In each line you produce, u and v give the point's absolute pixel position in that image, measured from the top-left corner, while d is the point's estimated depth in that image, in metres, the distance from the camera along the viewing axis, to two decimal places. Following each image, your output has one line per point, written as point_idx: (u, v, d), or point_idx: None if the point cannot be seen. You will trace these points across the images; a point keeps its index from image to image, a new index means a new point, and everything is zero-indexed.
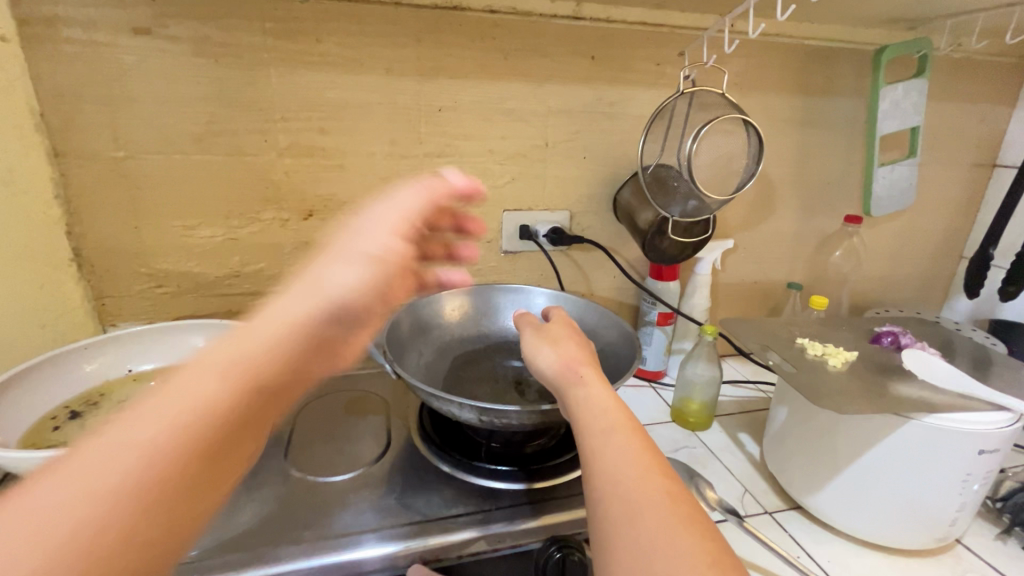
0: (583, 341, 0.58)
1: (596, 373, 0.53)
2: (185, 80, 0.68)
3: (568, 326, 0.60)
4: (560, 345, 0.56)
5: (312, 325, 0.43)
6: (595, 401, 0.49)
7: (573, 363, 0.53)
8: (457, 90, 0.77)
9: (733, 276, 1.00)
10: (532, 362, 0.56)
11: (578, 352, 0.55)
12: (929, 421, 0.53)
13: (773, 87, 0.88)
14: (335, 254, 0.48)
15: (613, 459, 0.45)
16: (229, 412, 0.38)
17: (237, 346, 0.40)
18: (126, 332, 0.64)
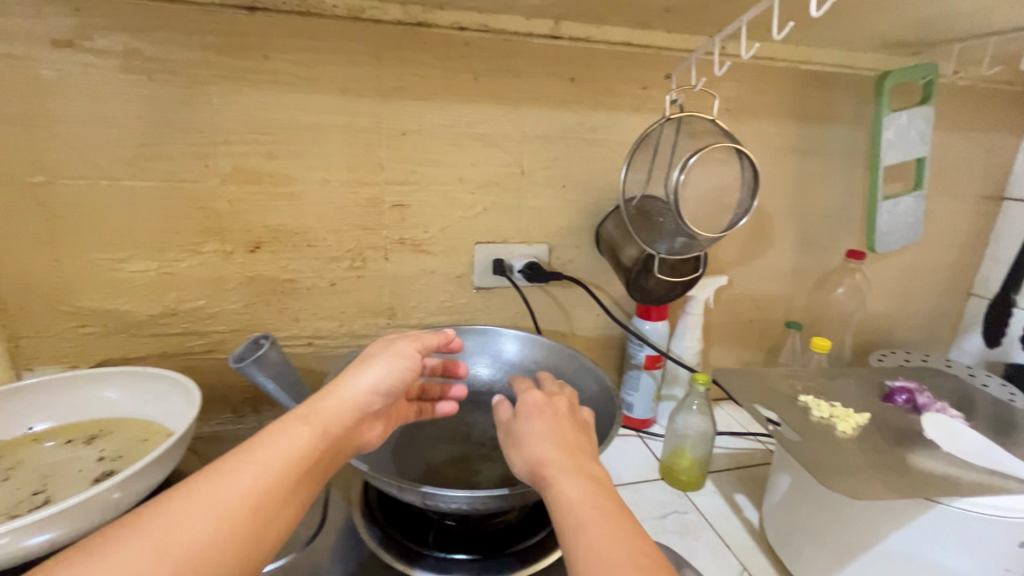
0: (559, 413, 0.50)
1: (566, 459, 0.44)
2: (112, 98, 0.61)
3: (534, 404, 0.51)
4: (526, 436, 0.47)
5: (348, 414, 0.44)
6: (564, 496, 0.41)
7: (540, 458, 0.44)
8: (422, 113, 0.70)
9: (727, 314, 0.92)
10: (514, 434, 0.49)
11: (546, 435, 0.46)
12: (959, 507, 0.45)
13: (767, 113, 0.82)
14: (361, 357, 0.50)
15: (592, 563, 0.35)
16: (278, 482, 0.37)
17: (289, 427, 0.41)
18: (24, 385, 0.56)
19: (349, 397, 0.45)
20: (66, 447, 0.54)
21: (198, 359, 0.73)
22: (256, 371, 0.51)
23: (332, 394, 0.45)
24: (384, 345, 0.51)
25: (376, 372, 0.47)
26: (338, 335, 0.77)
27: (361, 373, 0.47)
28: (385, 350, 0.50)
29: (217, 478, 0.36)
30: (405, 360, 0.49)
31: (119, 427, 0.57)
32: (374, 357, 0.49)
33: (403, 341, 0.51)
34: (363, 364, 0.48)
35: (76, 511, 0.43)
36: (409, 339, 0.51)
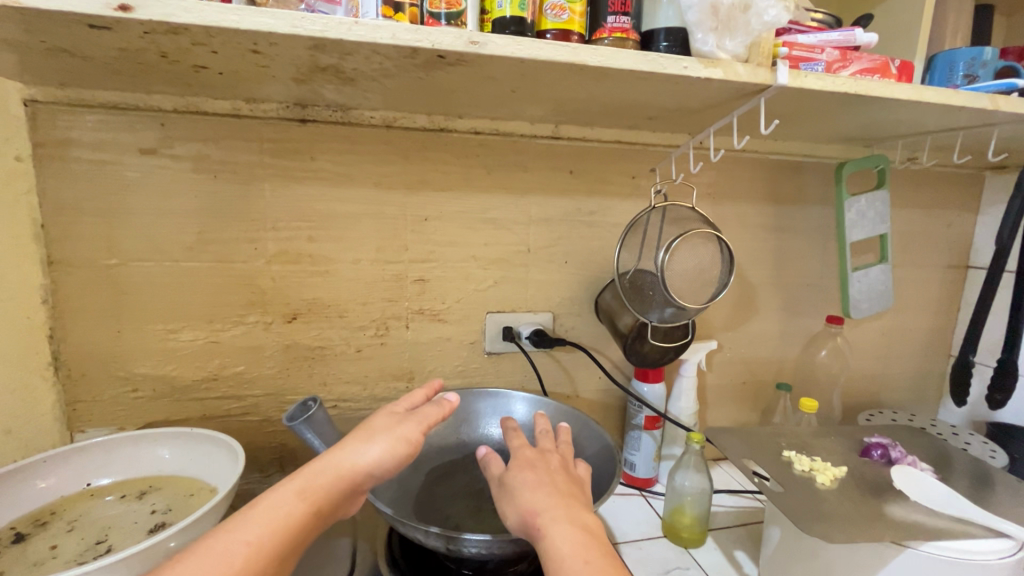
0: (549, 469, 0.54)
1: (557, 513, 0.48)
2: (183, 194, 0.72)
3: (525, 461, 0.54)
4: (519, 493, 0.51)
5: (341, 490, 0.48)
6: (556, 550, 0.45)
7: (532, 514, 0.48)
8: (442, 202, 0.81)
9: (720, 376, 0.99)
10: (505, 488, 0.52)
11: (539, 493, 0.50)
12: (927, 550, 0.50)
13: (743, 196, 0.93)
14: (367, 429, 0.52)
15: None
16: (265, 561, 0.42)
17: (283, 501, 0.45)
18: (88, 444, 0.62)
19: (346, 473, 0.48)
20: (121, 502, 0.60)
21: (233, 421, 0.79)
22: (308, 430, 0.56)
23: (332, 466, 0.49)
24: (391, 421, 0.53)
25: (377, 453, 0.50)
26: (362, 398, 0.83)
27: (362, 450, 0.50)
28: (389, 428, 0.52)
29: (212, 555, 0.41)
30: (405, 445, 0.51)
31: (167, 484, 0.63)
32: (380, 433, 0.52)
33: (408, 424, 0.53)
34: (367, 440, 0.51)
35: (138, 558, 0.47)
36: (414, 422, 0.53)
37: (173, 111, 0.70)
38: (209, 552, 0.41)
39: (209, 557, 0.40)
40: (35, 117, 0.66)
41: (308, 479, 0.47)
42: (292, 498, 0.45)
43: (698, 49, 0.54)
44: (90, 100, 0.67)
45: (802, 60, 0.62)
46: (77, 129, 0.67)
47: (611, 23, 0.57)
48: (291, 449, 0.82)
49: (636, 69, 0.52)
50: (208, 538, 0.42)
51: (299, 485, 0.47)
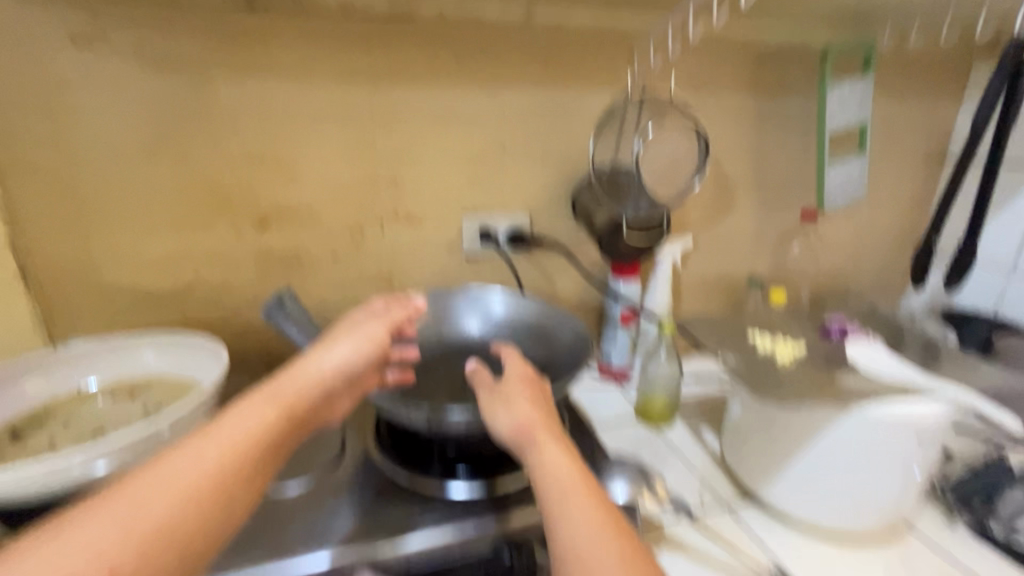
0: (539, 387, 0.55)
1: (551, 430, 0.50)
2: (129, 92, 0.67)
3: (519, 376, 0.55)
4: (514, 402, 0.52)
5: (317, 386, 0.52)
6: (549, 464, 0.47)
7: (524, 427, 0.50)
8: (410, 97, 0.77)
9: (695, 273, 1.02)
10: (498, 397, 0.53)
11: (533, 408, 0.52)
12: (870, 412, 0.55)
13: (725, 87, 0.90)
14: (330, 335, 0.57)
15: (569, 526, 0.43)
16: (248, 454, 0.44)
17: (258, 405, 0.47)
18: (72, 349, 0.63)
19: (318, 371, 0.53)
20: (113, 400, 0.62)
21: (217, 328, 0.80)
22: (285, 322, 0.58)
23: (304, 368, 0.53)
24: (351, 325, 0.58)
25: (342, 351, 0.55)
26: (343, 303, 0.84)
27: (329, 350, 0.54)
28: (352, 331, 0.57)
29: (191, 451, 0.42)
30: (369, 341, 0.57)
31: (157, 384, 0.65)
32: (342, 335, 0.56)
33: (369, 325, 0.58)
34: (332, 343, 0.55)
35: (134, 443, 0.50)
36: (374, 324, 0.58)
37: None
38: (191, 449, 0.43)
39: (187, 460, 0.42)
40: None
41: (281, 381, 0.51)
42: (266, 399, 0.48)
43: None
44: None
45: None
46: None
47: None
48: (277, 354, 0.84)
49: None
50: (191, 438, 0.44)
51: (272, 387, 0.50)
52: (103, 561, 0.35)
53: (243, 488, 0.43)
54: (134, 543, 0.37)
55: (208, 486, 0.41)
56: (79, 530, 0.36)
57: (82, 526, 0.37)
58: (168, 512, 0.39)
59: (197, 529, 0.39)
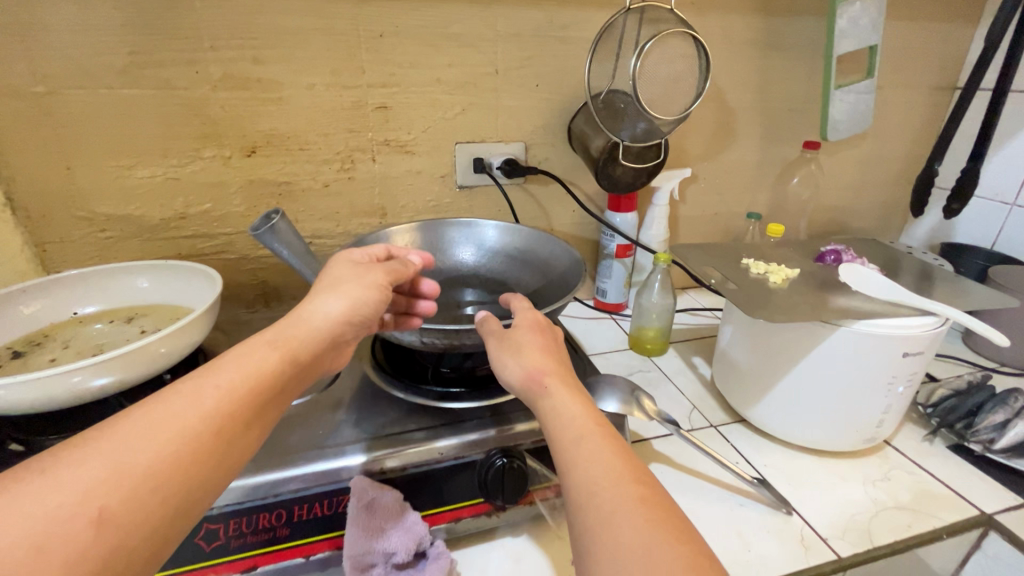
0: (551, 338, 0.52)
1: (563, 377, 0.47)
2: (101, 5, 0.64)
3: (530, 325, 0.52)
4: (524, 350, 0.49)
5: (316, 341, 0.44)
6: (563, 411, 0.43)
7: (538, 373, 0.46)
8: (398, 14, 0.73)
9: (693, 207, 1.00)
10: (505, 350, 0.50)
11: (544, 356, 0.48)
12: (859, 327, 0.55)
13: (730, 5, 0.85)
14: (329, 280, 0.48)
15: (585, 469, 0.38)
16: (246, 402, 0.37)
17: (256, 349, 0.40)
18: (63, 274, 0.63)
19: (317, 324, 0.44)
20: (110, 325, 0.62)
21: (210, 259, 0.80)
22: (274, 241, 0.55)
23: (301, 320, 0.44)
24: (353, 271, 0.49)
25: (343, 301, 0.46)
26: (336, 234, 0.84)
27: (327, 300, 0.46)
28: (355, 277, 0.49)
29: (185, 394, 0.35)
30: (375, 291, 0.48)
31: (152, 309, 0.65)
32: (343, 282, 0.48)
33: (375, 272, 0.50)
34: (332, 290, 0.47)
35: (132, 358, 0.51)
36: (382, 271, 0.50)
37: None
38: (182, 391, 0.35)
39: (178, 402, 0.35)
40: None
41: (278, 331, 0.43)
42: (262, 343, 0.41)
43: None
44: None
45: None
46: None
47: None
48: (273, 285, 0.85)
49: None
50: (178, 380, 0.36)
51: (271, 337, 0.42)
52: (88, 507, 0.29)
53: (240, 444, 0.36)
54: (129, 486, 0.30)
55: (212, 431, 0.34)
56: (55, 478, 0.29)
57: (60, 474, 0.29)
58: (164, 459, 0.32)
59: (195, 482, 0.33)
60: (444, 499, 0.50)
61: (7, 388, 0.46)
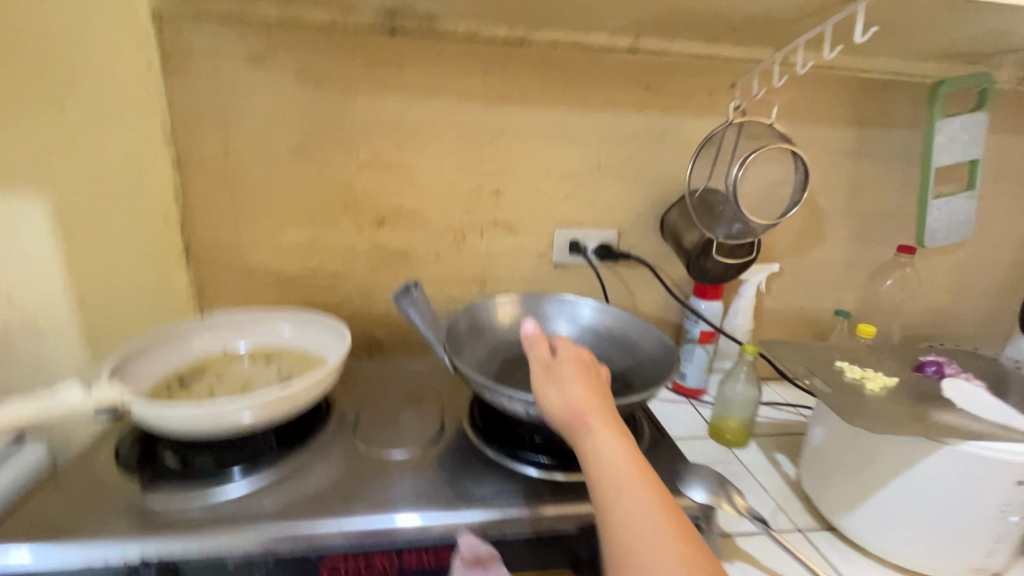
0: (589, 368, 0.53)
1: (604, 416, 0.49)
2: (286, 102, 0.79)
3: (574, 358, 0.53)
4: (568, 385, 0.51)
5: None
6: (606, 454, 0.46)
7: (580, 414, 0.49)
8: (519, 115, 0.84)
9: (780, 300, 1.01)
10: (548, 384, 0.51)
11: (588, 392, 0.50)
12: (965, 448, 0.55)
13: (825, 116, 0.90)
14: None
15: (628, 519, 0.43)
16: None
17: None
18: (223, 316, 0.74)
19: None
20: (253, 363, 0.72)
21: (330, 311, 0.90)
22: (411, 308, 0.69)
23: None
24: None
25: None
26: (439, 299, 0.92)
27: None
28: None
29: None
30: None
31: (287, 353, 0.75)
32: None
33: None
34: None
35: (277, 399, 0.58)
36: None
37: (277, 24, 0.75)
38: None
39: None
40: (160, 28, 0.73)
41: None
42: None
43: None
44: (206, 11, 0.73)
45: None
46: (195, 40, 0.75)
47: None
48: (378, 339, 0.93)
49: None
50: None
51: None
52: None
53: None
54: None
55: None
56: None
57: None
58: None
59: None
60: (535, 567, 0.53)
61: (183, 414, 0.55)
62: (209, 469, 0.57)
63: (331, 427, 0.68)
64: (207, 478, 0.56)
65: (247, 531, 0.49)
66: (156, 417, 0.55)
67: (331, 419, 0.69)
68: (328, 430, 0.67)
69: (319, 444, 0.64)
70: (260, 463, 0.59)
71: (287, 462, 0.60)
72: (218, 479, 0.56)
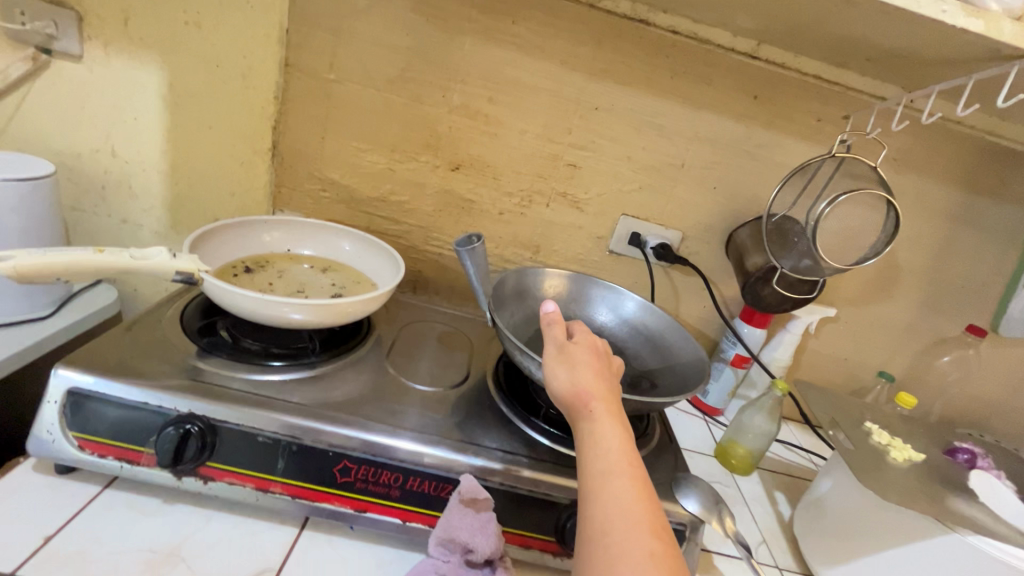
0: (603, 357, 0.54)
1: (608, 405, 0.49)
2: (397, 29, 0.80)
3: (591, 344, 0.53)
4: (578, 369, 0.51)
5: None
6: (602, 440, 0.47)
7: (584, 397, 0.49)
8: (618, 95, 0.83)
9: (825, 346, 0.99)
10: (557, 363, 0.52)
11: (596, 379, 0.50)
12: (971, 541, 0.54)
13: (935, 172, 0.85)
14: None
15: (608, 505, 0.43)
16: None
17: None
18: (294, 219, 0.79)
19: None
20: (312, 270, 0.77)
21: (388, 240, 0.94)
22: (467, 258, 0.72)
23: None
24: None
25: None
26: (491, 255, 0.94)
27: None
28: None
29: None
30: None
31: (344, 269, 0.79)
32: None
33: None
34: None
35: (327, 309, 0.62)
36: None
37: None
38: None
39: None
40: None
41: None
42: None
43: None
44: None
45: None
46: None
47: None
48: (424, 278, 0.96)
49: (888, 2, 0.50)
50: None
51: None
52: None
53: None
54: None
55: None
56: None
57: None
58: None
59: None
60: (522, 524, 0.57)
61: (245, 298, 0.59)
62: (256, 353, 0.63)
63: (368, 347, 0.72)
64: (253, 360, 0.61)
65: (279, 416, 0.54)
66: (222, 295, 0.60)
67: (368, 340, 0.73)
68: (365, 349, 0.71)
69: (354, 359, 0.68)
70: (300, 360, 0.63)
71: (323, 366, 0.65)
72: (263, 364, 0.61)
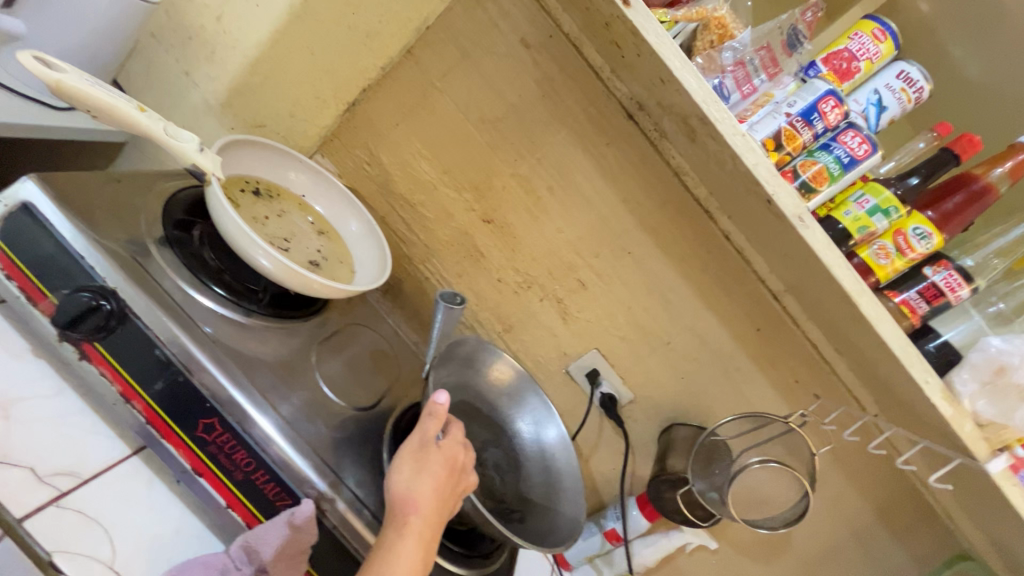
0: (441, 484, 0.58)
1: (426, 521, 0.56)
2: (513, 85, 0.84)
3: (448, 459, 0.60)
4: (422, 476, 0.57)
5: None
6: (400, 548, 0.52)
7: (412, 502, 0.56)
8: (651, 254, 0.86)
9: (690, 569, 0.99)
10: (411, 459, 0.58)
11: (431, 494, 0.57)
12: None
13: (861, 485, 0.89)
14: None
15: None
16: None
17: None
18: (325, 175, 0.80)
19: None
20: (310, 226, 0.77)
21: None
22: (440, 312, 0.69)
23: None
24: None
25: None
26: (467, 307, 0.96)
27: None
28: None
29: None
30: None
31: (337, 242, 0.79)
32: None
33: None
34: None
35: (294, 274, 0.62)
36: None
37: (563, 36, 0.81)
38: None
39: None
40: None
41: None
42: None
43: (953, 381, 0.56)
44: None
45: (904, 298, 0.59)
46: None
47: (940, 281, 0.59)
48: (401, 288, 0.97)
49: (890, 345, 0.54)
50: None
51: None
52: None
53: None
54: None
55: None
56: None
57: None
58: None
59: None
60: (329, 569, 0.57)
61: (231, 219, 0.60)
62: (209, 270, 0.63)
63: (308, 324, 0.71)
64: (201, 276, 0.61)
65: (186, 343, 0.54)
66: (215, 203, 0.61)
67: (313, 317, 0.72)
68: (304, 324, 0.70)
69: (288, 328, 0.68)
70: (241, 301, 0.63)
71: (257, 318, 0.64)
72: (206, 285, 0.61)
